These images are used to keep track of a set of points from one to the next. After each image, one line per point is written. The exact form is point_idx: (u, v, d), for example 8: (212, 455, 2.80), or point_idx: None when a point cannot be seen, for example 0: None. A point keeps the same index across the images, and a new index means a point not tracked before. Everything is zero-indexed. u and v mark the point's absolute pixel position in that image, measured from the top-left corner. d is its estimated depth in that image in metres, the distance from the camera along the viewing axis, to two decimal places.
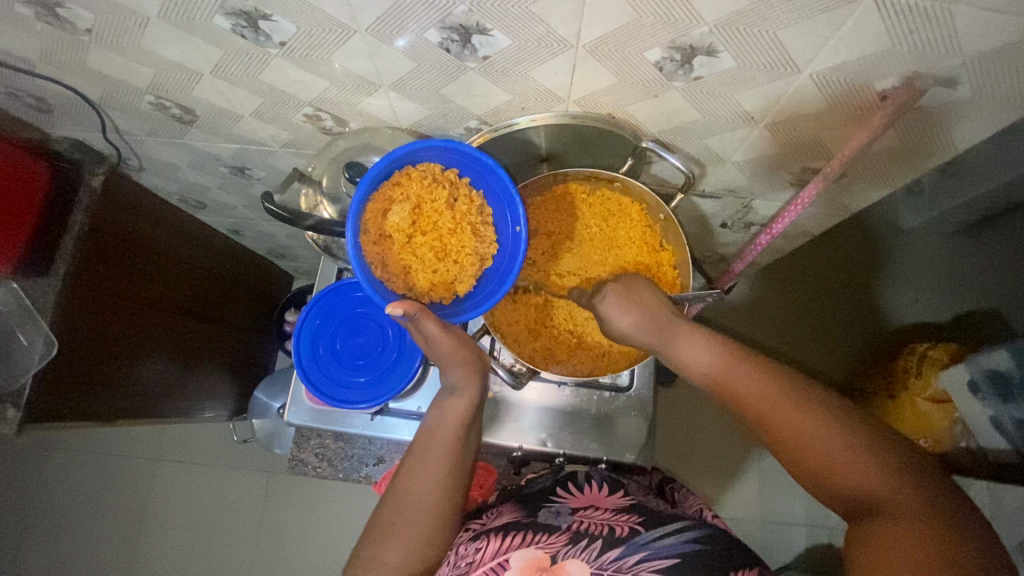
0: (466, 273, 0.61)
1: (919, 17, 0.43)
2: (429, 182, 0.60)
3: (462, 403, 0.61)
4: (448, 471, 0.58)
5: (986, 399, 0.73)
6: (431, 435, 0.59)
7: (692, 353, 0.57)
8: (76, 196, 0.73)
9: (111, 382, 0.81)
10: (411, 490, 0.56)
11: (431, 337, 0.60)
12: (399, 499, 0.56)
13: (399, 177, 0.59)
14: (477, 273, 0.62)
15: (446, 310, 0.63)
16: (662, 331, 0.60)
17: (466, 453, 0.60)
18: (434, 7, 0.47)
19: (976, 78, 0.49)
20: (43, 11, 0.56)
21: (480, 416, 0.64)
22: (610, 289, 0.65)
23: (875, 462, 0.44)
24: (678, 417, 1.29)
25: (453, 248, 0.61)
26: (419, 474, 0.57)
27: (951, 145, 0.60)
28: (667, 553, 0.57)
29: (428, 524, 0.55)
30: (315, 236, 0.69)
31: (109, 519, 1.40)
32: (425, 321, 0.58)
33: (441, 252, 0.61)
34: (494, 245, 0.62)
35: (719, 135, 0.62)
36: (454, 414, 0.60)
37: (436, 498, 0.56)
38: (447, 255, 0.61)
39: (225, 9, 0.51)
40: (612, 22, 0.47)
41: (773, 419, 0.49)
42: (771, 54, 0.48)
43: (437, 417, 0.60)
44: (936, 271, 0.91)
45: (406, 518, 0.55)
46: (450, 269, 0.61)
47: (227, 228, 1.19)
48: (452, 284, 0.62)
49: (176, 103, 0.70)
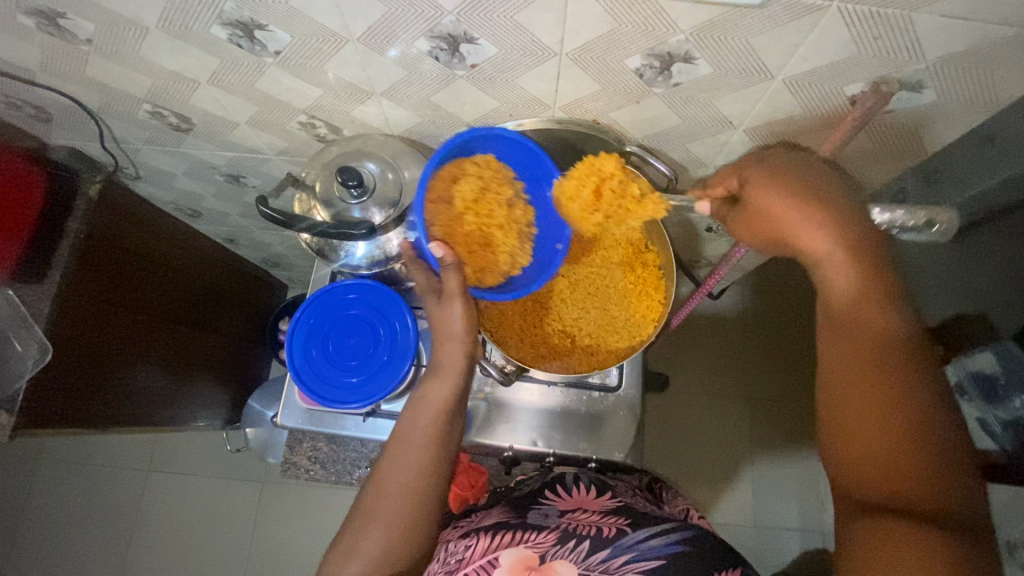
0: (497, 265, 0.67)
1: (882, 24, 0.45)
2: (501, 179, 0.66)
3: (444, 389, 0.62)
4: (430, 462, 0.60)
5: (973, 402, 0.71)
6: (411, 428, 0.61)
7: (846, 284, 0.49)
8: (73, 203, 0.75)
9: (104, 388, 0.82)
10: (390, 477, 0.59)
11: (447, 303, 0.64)
12: (381, 485, 0.58)
13: (481, 159, 0.65)
14: (504, 272, 0.68)
15: (480, 290, 0.66)
16: (834, 241, 0.49)
17: (449, 444, 0.62)
18: (423, 17, 0.50)
19: (941, 82, 0.52)
20: (44, 21, 0.58)
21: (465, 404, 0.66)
22: (762, 178, 0.53)
23: (939, 482, 0.44)
24: (671, 423, 1.29)
25: (496, 241, 0.67)
26: (402, 462, 0.59)
27: (924, 146, 0.63)
28: (652, 555, 0.58)
29: (407, 512, 0.57)
30: (308, 238, 0.68)
31: (99, 531, 1.39)
32: (451, 276, 0.62)
33: (486, 239, 0.66)
34: (526, 256, 0.69)
35: (700, 140, 0.65)
36: (436, 401, 0.62)
37: (416, 487, 0.58)
38: (488, 244, 0.66)
39: (222, 20, 0.53)
40: (593, 31, 0.49)
41: (874, 391, 0.46)
42: (745, 61, 0.51)
43: (421, 400, 0.62)
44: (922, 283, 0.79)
45: (385, 503, 0.57)
46: (486, 257, 0.66)
47: (221, 236, 1.20)
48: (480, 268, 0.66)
49: (173, 111, 0.71)
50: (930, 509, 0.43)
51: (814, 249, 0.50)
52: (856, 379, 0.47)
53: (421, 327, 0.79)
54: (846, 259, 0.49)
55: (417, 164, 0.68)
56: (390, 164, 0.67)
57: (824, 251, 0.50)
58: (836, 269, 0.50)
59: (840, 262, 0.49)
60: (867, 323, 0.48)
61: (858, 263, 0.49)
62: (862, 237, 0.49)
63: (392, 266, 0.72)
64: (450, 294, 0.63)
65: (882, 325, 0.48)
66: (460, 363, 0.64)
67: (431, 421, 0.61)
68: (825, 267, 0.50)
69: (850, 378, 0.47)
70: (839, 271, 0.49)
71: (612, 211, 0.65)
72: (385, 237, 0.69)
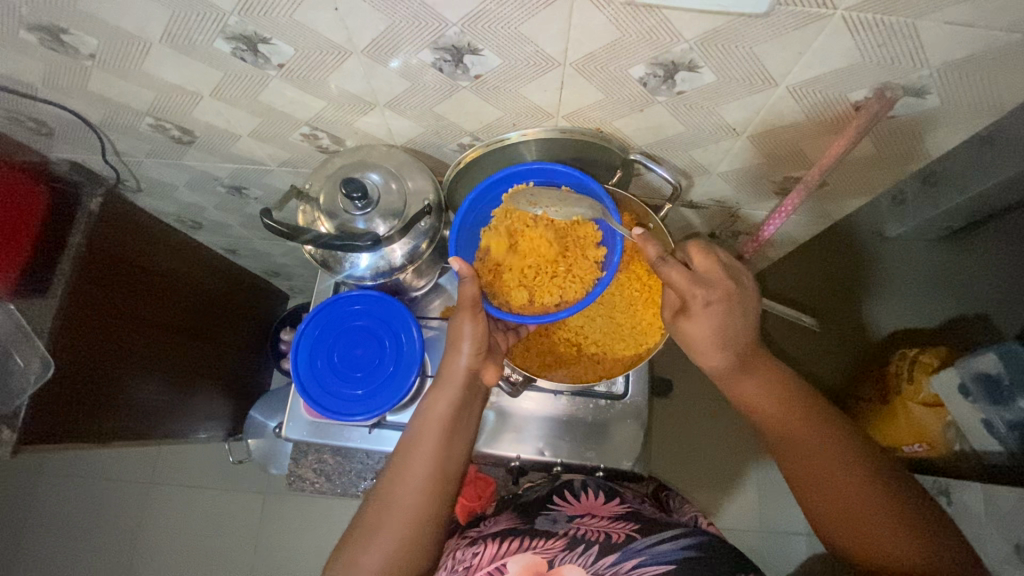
0: (542, 295, 0.67)
1: (886, 32, 0.46)
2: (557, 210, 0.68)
3: (443, 402, 0.62)
4: (431, 474, 0.60)
5: (977, 402, 0.70)
6: (412, 447, 0.60)
7: (753, 390, 0.61)
8: (76, 215, 0.75)
9: (106, 402, 0.82)
10: (397, 495, 0.59)
11: (459, 317, 0.63)
12: (387, 500, 0.58)
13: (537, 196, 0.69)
14: (551, 301, 0.67)
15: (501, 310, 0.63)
16: (730, 355, 0.60)
17: (452, 457, 0.62)
18: (426, 29, 0.50)
19: (944, 88, 0.52)
20: (47, 37, 0.58)
21: (470, 417, 0.65)
22: (709, 303, 0.58)
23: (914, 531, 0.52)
24: (675, 428, 1.29)
25: (545, 270, 0.67)
26: (406, 477, 0.59)
27: (927, 152, 0.63)
28: (665, 559, 0.57)
29: (406, 527, 0.57)
30: (312, 250, 0.68)
31: (100, 545, 1.38)
32: (465, 286, 0.62)
33: (535, 270, 0.67)
34: (576, 288, 0.67)
35: (703, 147, 0.65)
36: (436, 414, 0.62)
37: (417, 501, 0.58)
38: (536, 271, 0.67)
39: (226, 34, 0.53)
40: (597, 41, 0.49)
41: (824, 474, 0.56)
42: (749, 69, 0.51)
43: (424, 415, 0.62)
44: None
45: (389, 521, 0.57)
46: (531, 284, 0.67)
47: (222, 247, 1.20)
48: (517, 296, 0.66)
49: (176, 125, 0.71)
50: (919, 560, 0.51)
51: (714, 367, 0.62)
52: (807, 466, 0.57)
53: (427, 337, 0.79)
54: (741, 369, 0.61)
55: (420, 174, 0.68)
56: (394, 175, 0.67)
57: (723, 368, 0.61)
58: (737, 380, 0.61)
59: (738, 371, 0.61)
60: (779, 416, 0.60)
61: (749, 371, 0.61)
62: (748, 350, 0.61)
63: (396, 277, 0.72)
64: (463, 304, 0.62)
65: (800, 415, 0.59)
66: (461, 377, 0.63)
67: (433, 439, 0.61)
68: (732, 381, 0.62)
69: (804, 471, 0.57)
70: (749, 387, 0.61)
71: (575, 245, 0.68)
72: (388, 248, 0.68)
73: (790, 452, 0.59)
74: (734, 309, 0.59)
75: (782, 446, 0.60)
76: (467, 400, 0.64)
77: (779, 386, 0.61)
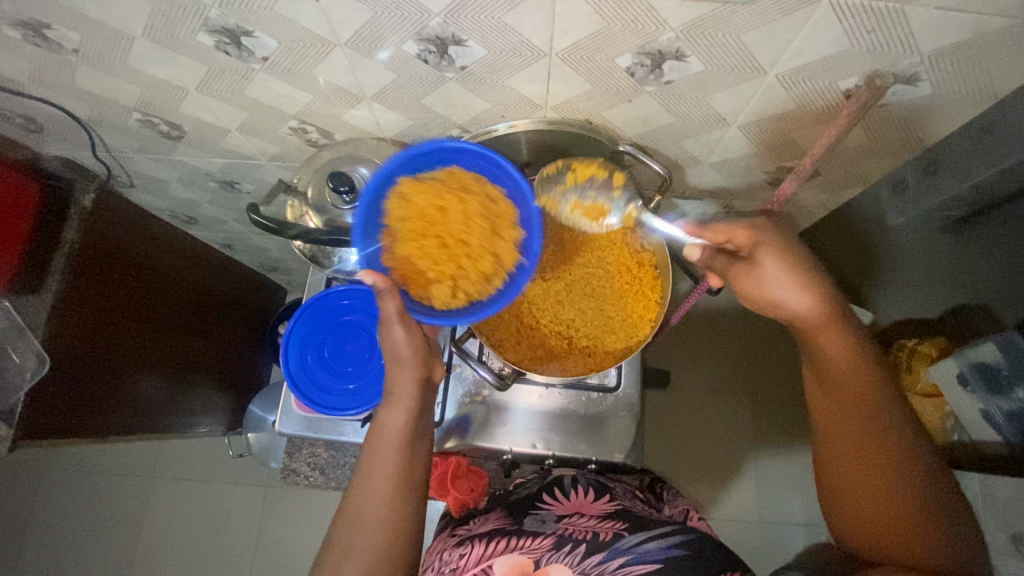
0: (463, 285, 0.63)
1: (875, 17, 0.45)
2: (470, 189, 0.63)
3: (398, 415, 0.61)
4: (396, 490, 0.58)
5: (975, 392, 0.71)
6: (373, 458, 0.59)
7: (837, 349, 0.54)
8: (68, 213, 0.74)
9: (102, 400, 0.82)
10: (365, 509, 0.57)
11: (387, 327, 0.61)
12: (354, 520, 0.57)
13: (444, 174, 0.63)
14: (478, 288, 0.64)
15: (425, 313, 0.61)
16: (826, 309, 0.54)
17: (416, 466, 0.61)
18: (410, 20, 0.49)
19: (936, 75, 0.51)
20: (31, 32, 0.57)
21: (428, 427, 0.64)
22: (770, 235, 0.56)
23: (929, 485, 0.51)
24: (672, 420, 1.29)
25: (460, 257, 0.63)
26: (371, 494, 0.58)
27: (924, 138, 0.62)
28: (649, 558, 0.57)
29: (382, 544, 0.56)
30: (301, 246, 0.69)
31: (105, 540, 1.39)
32: (387, 298, 0.59)
33: (449, 255, 0.63)
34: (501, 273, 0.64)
35: (695, 138, 0.64)
36: (394, 428, 0.61)
37: (387, 514, 0.57)
38: (453, 258, 0.63)
39: (208, 27, 0.53)
40: (582, 31, 0.48)
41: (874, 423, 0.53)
42: (737, 57, 0.50)
43: (377, 432, 0.61)
44: (929, 274, 0.76)
45: (361, 537, 0.56)
46: (450, 272, 0.63)
47: (217, 243, 1.20)
48: (437, 293, 0.63)
49: (164, 119, 0.71)
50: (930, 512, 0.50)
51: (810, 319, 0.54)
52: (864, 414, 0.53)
53: None
54: (832, 320, 0.54)
55: None
56: None
57: (809, 316, 0.55)
58: (826, 336, 0.54)
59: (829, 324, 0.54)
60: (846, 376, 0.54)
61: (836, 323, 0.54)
62: (838, 301, 0.55)
63: None
64: (388, 319, 0.60)
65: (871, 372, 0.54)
66: (411, 390, 0.62)
67: (392, 452, 0.59)
68: (814, 331, 0.55)
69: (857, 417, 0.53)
70: (832, 338, 0.54)
71: (493, 226, 0.64)
72: None
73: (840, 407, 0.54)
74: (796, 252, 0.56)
75: (833, 401, 0.55)
76: (423, 409, 0.63)
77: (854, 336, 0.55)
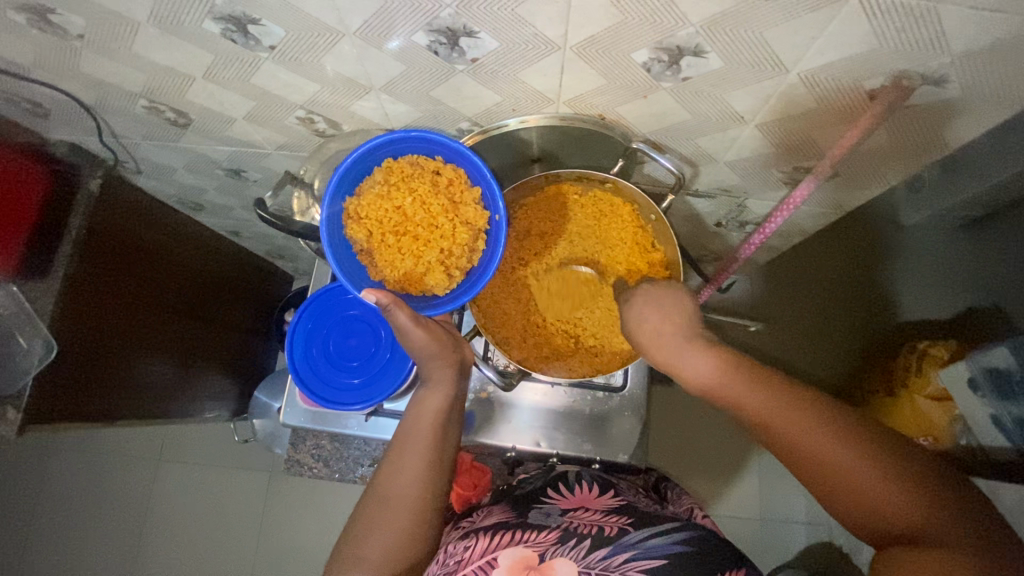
0: (452, 262, 0.62)
1: (905, 16, 0.43)
2: (408, 173, 0.61)
3: (437, 398, 0.62)
4: (427, 467, 0.59)
5: (986, 398, 0.69)
6: (409, 433, 0.60)
7: (742, 394, 0.53)
8: (75, 197, 0.73)
9: (111, 385, 0.82)
10: (394, 486, 0.57)
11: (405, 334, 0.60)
12: (383, 497, 0.57)
13: (383, 171, 0.62)
14: (468, 257, 0.62)
15: (438, 306, 0.62)
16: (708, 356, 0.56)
17: (446, 449, 0.61)
18: (420, 10, 0.48)
19: (966, 76, 0.49)
20: (36, 17, 0.56)
21: (460, 415, 0.65)
22: (642, 290, 0.65)
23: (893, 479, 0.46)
24: (677, 417, 1.28)
25: (434, 239, 0.62)
26: (401, 474, 0.58)
27: (946, 141, 0.60)
28: (655, 554, 0.57)
29: (408, 521, 0.56)
30: (309, 243, 0.76)
31: (114, 521, 1.41)
32: (398, 311, 0.58)
33: (423, 241, 0.62)
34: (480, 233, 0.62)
35: (709, 135, 0.62)
36: (430, 410, 0.61)
37: (416, 492, 0.57)
38: (428, 244, 0.62)
39: (213, 14, 0.52)
40: (599, 23, 0.47)
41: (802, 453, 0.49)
42: (758, 53, 0.48)
43: (414, 414, 0.62)
44: (932, 274, 0.76)
45: (388, 511, 0.56)
46: (434, 257, 0.61)
47: (224, 229, 1.19)
48: (433, 281, 0.62)
49: (170, 106, 0.70)
50: (913, 521, 0.45)
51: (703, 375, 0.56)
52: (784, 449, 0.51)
53: None
54: (724, 374, 0.54)
55: None
56: None
57: (710, 377, 0.55)
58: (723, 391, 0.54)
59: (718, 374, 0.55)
60: (792, 429, 0.50)
61: (743, 376, 0.54)
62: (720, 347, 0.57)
63: None
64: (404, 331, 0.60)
65: (776, 397, 0.52)
66: (450, 376, 0.63)
67: (427, 433, 0.60)
68: (726, 393, 0.54)
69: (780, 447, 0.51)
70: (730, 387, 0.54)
71: (449, 201, 0.62)
72: None
73: (813, 472, 0.49)
74: (676, 298, 0.63)
75: (798, 461, 0.50)
76: (459, 396, 0.64)
77: (736, 366, 0.55)
